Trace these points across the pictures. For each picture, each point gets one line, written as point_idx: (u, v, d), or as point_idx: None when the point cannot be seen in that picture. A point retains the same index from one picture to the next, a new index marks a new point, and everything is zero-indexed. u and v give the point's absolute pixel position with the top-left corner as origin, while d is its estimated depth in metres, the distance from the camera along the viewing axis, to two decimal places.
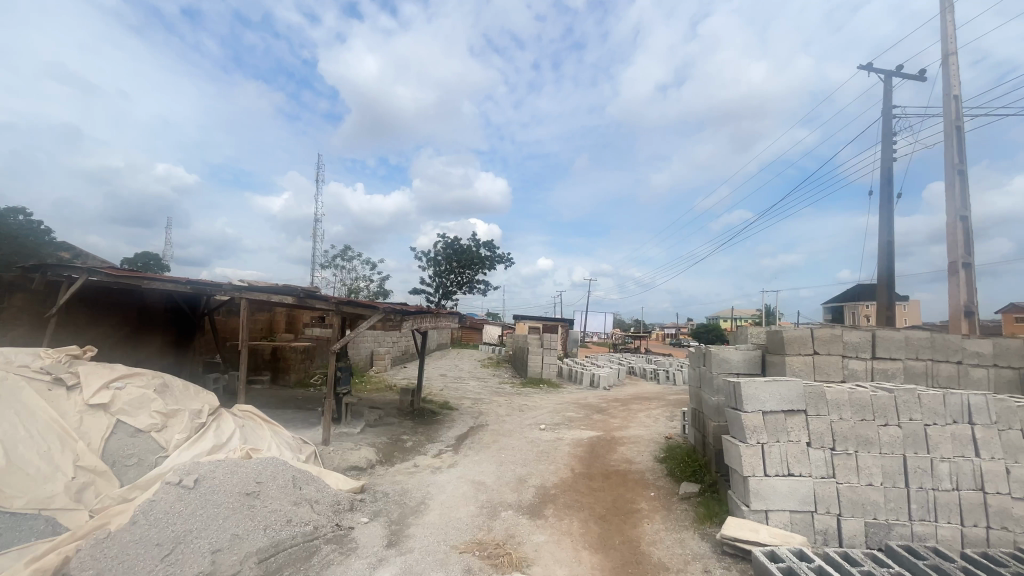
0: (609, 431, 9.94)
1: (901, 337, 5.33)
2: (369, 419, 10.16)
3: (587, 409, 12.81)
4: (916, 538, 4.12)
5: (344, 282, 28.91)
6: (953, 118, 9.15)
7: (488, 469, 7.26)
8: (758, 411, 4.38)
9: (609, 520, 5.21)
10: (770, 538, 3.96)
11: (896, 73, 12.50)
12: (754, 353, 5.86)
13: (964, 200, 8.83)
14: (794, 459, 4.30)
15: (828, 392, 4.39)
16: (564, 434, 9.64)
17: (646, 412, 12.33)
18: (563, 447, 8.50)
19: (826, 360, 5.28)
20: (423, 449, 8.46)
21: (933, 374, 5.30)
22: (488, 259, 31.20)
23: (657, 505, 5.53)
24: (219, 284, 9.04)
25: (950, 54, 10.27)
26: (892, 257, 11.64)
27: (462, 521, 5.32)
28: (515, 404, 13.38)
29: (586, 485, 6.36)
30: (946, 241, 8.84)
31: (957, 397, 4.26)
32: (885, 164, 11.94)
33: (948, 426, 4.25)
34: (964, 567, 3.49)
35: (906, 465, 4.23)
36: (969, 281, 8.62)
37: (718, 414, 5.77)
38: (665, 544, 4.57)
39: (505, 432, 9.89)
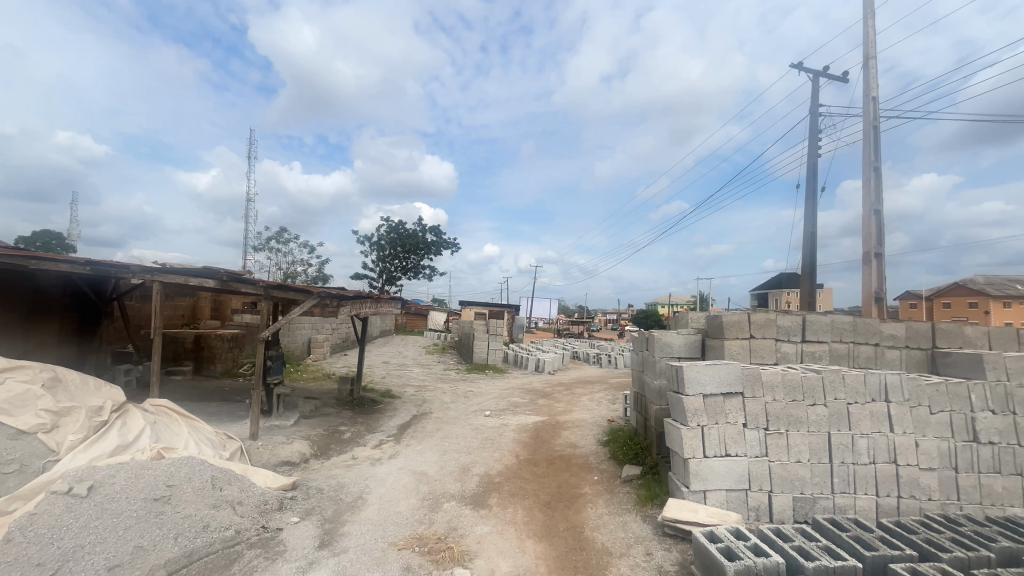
0: (553, 415, 10.00)
1: (828, 321, 5.63)
2: (304, 410, 9.57)
3: (532, 394, 12.85)
4: (837, 509, 4.36)
5: (279, 265, 27.23)
6: (871, 118, 9.79)
7: (430, 459, 7.02)
8: (699, 394, 4.45)
9: (553, 506, 5.17)
10: (708, 517, 4.05)
11: (822, 73, 13.21)
12: (695, 337, 6.02)
13: (878, 195, 9.51)
14: (731, 440, 4.41)
15: (763, 374, 4.52)
16: (509, 419, 9.58)
17: (589, 396, 12.56)
18: (507, 433, 8.41)
19: (761, 343, 5.51)
20: (362, 440, 8.06)
21: (854, 355, 5.67)
22: (434, 244, 30.49)
23: (600, 489, 5.56)
24: (127, 265, 8.05)
25: (870, 58, 10.97)
26: (814, 247, 12.45)
27: (402, 515, 5.07)
28: (459, 390, 13.18)
29: (531, 471, 6.29)
30: (861, 232, 9.51)
31: (876, 377, 4.53)
32: (811, 160, 12.67)
33: (868, 404, 4.50)
34: (882, 536, 3.65)
35: (830, 441, 4.45)
36: (881, 270, 9.33)
37: (659, 398, 5.88)
38: (609, 528, 4.58)
39: (449, 420, 9.67)
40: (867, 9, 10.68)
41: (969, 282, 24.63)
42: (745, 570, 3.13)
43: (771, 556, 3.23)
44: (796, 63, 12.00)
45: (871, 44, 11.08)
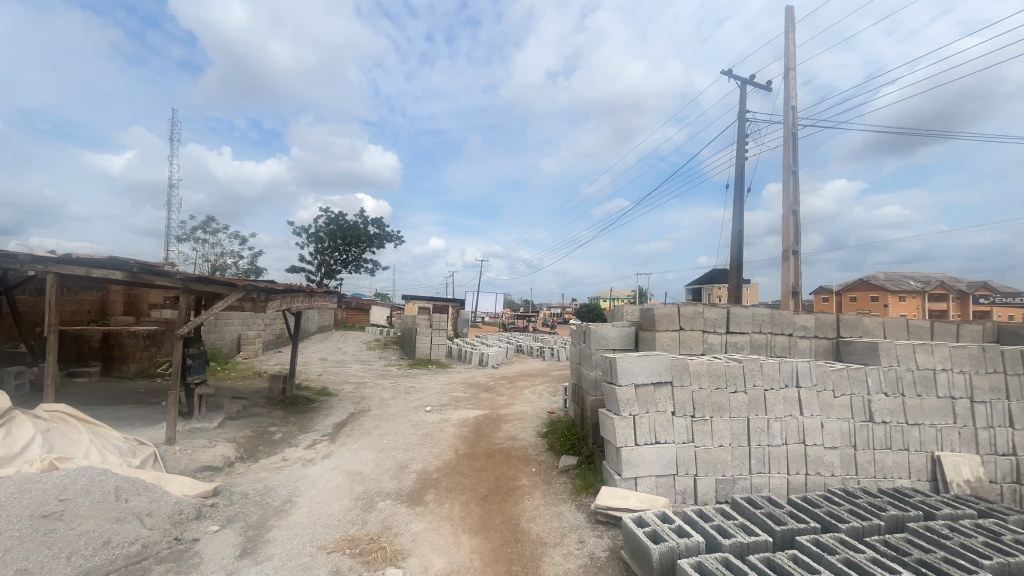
0: (495, 408, 10.01)
1: (749, 313, 6.01)
2: (230, 411, 8.95)
3: (475, 388, 12.80)
4: (754, 488, 4.66)
5: (205, 257, 25.32)
6: (791, 125, 10.54)
7: (367, 457, 6.80)
8: (631, 384, 4.59)
9: (490, 499, 5.17)
10: (638, 503, 4.19)
11: (749, 81, 14.03)
12: (629, 329, 6.22)
13: (795, 197, 10.26)
14: (660, 428, 4.59)
15: (690, 364, 4.73)
16: (451, 414, 9.48)
17: (531, 388, 12.69)
18: (448, 428, 8.31)
19: (689, 335, 5.80)
20: (294, 441, 7.67)
21: (772, 345, 6.09)
22: (376, 237, 29.56)
23: (537, 480, 5.62)
24: (14, 254, 7.11)
25: (791, 69, 11.78)
26: (740, 245, 13.27)
27: (333, 517, 4.87)
28: (400, 386, 12.89)
29: (470, 466, 6.26)
30: (781, 231, 10.23)
31: (789, 364, 4.88)
32: (739, 162, 13.47)
33: (782, 389, 4.85)
34: (791, 512, 3.94)
35: (749, 426, 4.74)
36: (797, 266, 10.09)
37: (595, 389, 6.04)
38: (544, 519, 4.64)
39: (387, 417, 9.41)
40: (788, 24, 11.46)
41: (872, 277, 27.34)
42: (669, 552, 3.26)
43: (693, 537, 3.39)
44: (726, 70, 12.67)
45: (792, 57, 11.91)
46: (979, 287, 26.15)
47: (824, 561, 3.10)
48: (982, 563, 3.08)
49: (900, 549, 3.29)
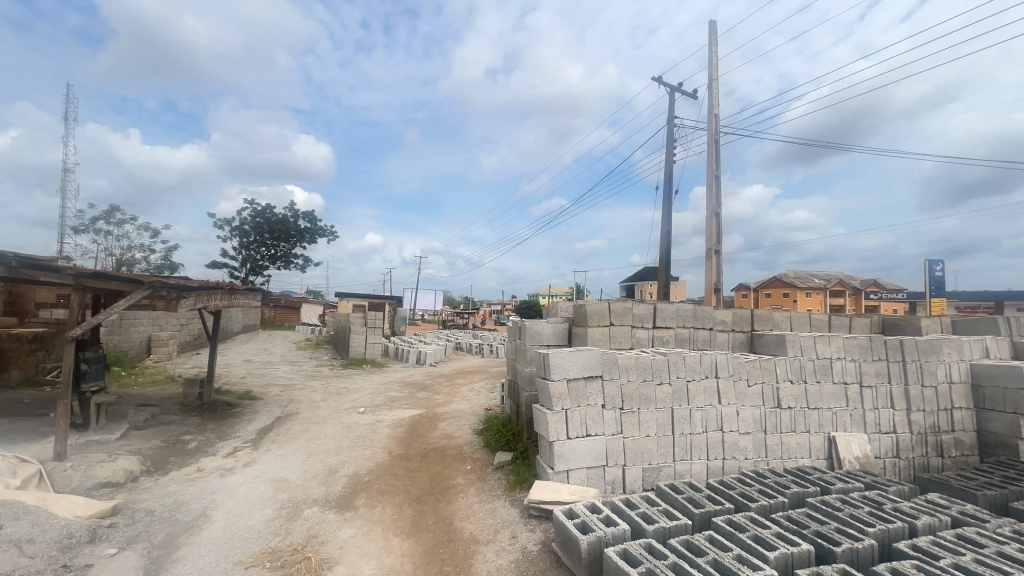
0: (432, 408, 9.86)
1: (674, 309, 6.34)
2: (136, 420, 8.13)
3: (411, 387, 12.53)
4: (677, 475, 4.92)
5: (109, 251, 22.81)
6: (714, 132, 11.21)
7: (293, 464, 6.43)
8: (563, 379, 4.68)
9: (424, 500, 5.07)
10: (569, 495, 4.28)
11: (678, 89, 14.77)
12: (563, 326, 6.35)
13: (718, 200, 10.94)
14: (591, 421, 4.72)
15: (619, 358, 4.90)
16: (385, 415, 9.21)
17: (469, 386, 12.62)
18: (382, 429, 8.06)
19: (619, 330, 6.03)
20: (211, 449, 7.10)
21: (694, 339, 6.45)
22: (308, 231, 28.07)
23: (472, 478, 5.60)
24: None
25: (714, 80, 12.53)
26: (669, 244, 13.97)
27: (253, 529, 4.56)
28: (332, 388, 12.33)
29: (403, 467, 6.11)
30: (705, 232, 10.88)
31: (709, 356, 5.19)
32: (667, 166, 14.16)
33: (702, 380, 5.15)
34: (708, 495, 4.20)
35: (672, 416, 5.00)
36: (719, 265, 10.78)
37: (530, 385, 6.11)
38: (477, 516, 4.62)
39: (317, 420, 8.97)
40: (712, 37, 12.17)
41: (783, 275, 29.91)
42: (597, 541, 3.36)
43: (619, 525, 3.51)
44: (657, 78, 13.24)
45: (715, 68, 12.67)
46: (869, 284, 29.44)
47: (736, 539, 3.32)
48: (867, 531, 3.43)
49: (800, 523, 3.60)
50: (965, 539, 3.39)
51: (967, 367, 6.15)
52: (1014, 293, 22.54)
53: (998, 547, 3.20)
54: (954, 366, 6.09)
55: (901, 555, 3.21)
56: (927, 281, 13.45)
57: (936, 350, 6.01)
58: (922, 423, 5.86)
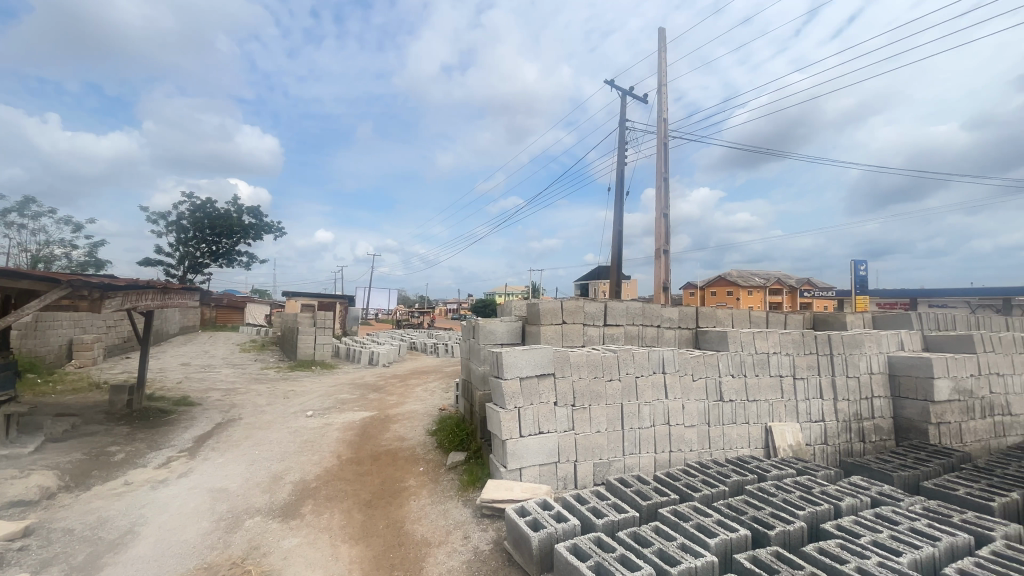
0: (384, 409, 9.64)
1: (624, 307, 6.51)
2: (53, 431, 7.44)
3: (363, 389, 12.20)
4: (626, 468, 5.06)
5: (23, 246, 20.74)
6: (663, 136, 11.60)
7: (234, 472, 6.10)
8: (516, 377, 4.70)
9: (374, 504, 4.95)
10: (522, 493, 4.30)
11: (629, 93, 15.17)
12: (516, 324, 6.38)
13: (666, 201, 11.34)
14: (543, 418, 4.76)
15: (571, 355, 4.97)
16: (335, 418, 8.91)
17: (423, 386, 12.45)
18: (331, 432, 7.79)
19: (570, 328, 6.13)
20: (141, 460, 6.60)
21: (643, 336, 6.66)
22: (252, 227, 26.70)
23: (425, 479, 5.53)
24: None
25: (663, 85, 12.96)
26: (620, 244, 14.34)
27: (188, 544, 4.28)
28: (278, 391, 11.80)
29: (352, 471, 5.93)
30: (654, 232, 11.24)
31: (657, 353, 5.36)
32: (619, 167, 14.53)
33: (650, 375, 5.31)
34: (655, 487, 4.35)
35: (622, 411, 5.13)
36: (667, 264, 11.18)
37: (483, 383, 6.11)
38: (429, 518, 4.56)
39: (261, 425, 8.55)
40: (661, 44, 12.58)
41: (726, 274, 31.47)
42: (548, 538, 3.39)
43: (570, 521, 3.56)
44: (609, 81, 13.52)
45: (664, 74, 13.11)
46: (803, 283, 31.54)
47: (680, 528, 3.45)
48: (798, 514, 3.67)
49: (739, 509, 3.79)
50: (882, 517, 3.69)
51: (885, 359, 6.69)
52: (925, 291, 24.85)
53: (910, 523, 3.50)
54: (874, 358, 6.61)
55: (828, 535, 3.45)
56: (853, 280, 14.56)
57: (859, 343, 6.50)
58: (847, 411, 6.33)
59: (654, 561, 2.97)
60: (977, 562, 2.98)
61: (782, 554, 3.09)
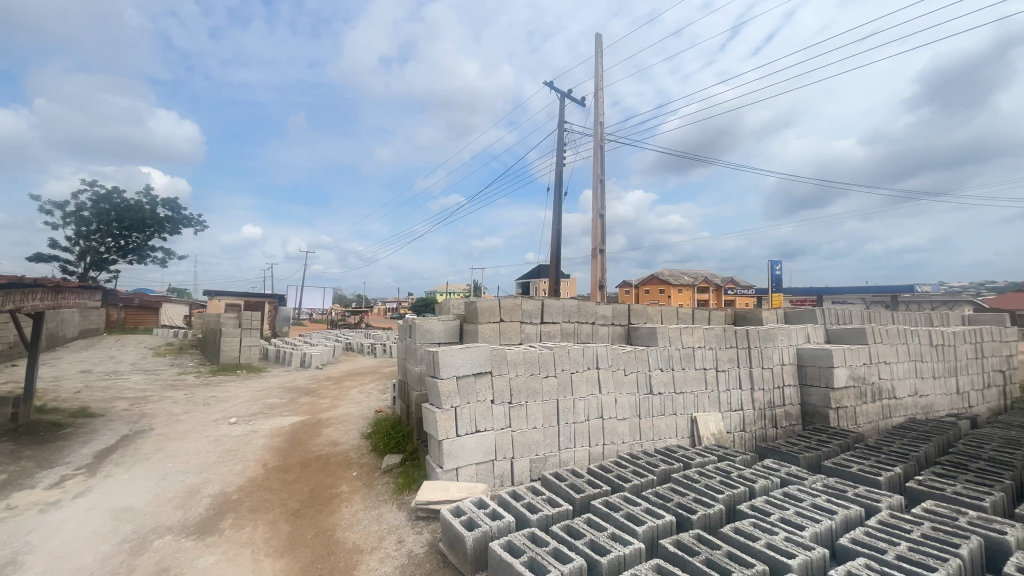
0: (316, 413, 9.21)
1: (560, 305, 6.65)
2: None
3: (293, 393, 11.59)
4: (562, 463, 5.17)
5: None
6: (599, 139, 11.94)
7: (143, 488, 5.57)
8: (452, 376, 4.64)
9: (302, 513, 4.71)
10: (458, 493, 4.26)
11: (568, 95, 15.49)
12: (454, 323, 6.32)
13: (602, 203, 11.69)
14: (480, 417, 4.75)
15: (508, 353, 4.99)
16: (261, 424, 8.39)
17: (359, 388, 12.04)
18: (256, 440, 7.32)
19: (508, 326, 6.18)
20: (29, 481, 5.85)
21: (578, 333, 6.83)
22: (168, 220, 24.49)
23: (358, 484, 5.34)
24: None
25: (600, 89, 13.34)
26: (559, 243, 14.63)
27: (84, 572, 3.84)
28: (197, 398, 10.93)
29: (279, 480, 5.60)
30: (591, 232, 11.56)
31: (591, 349, 5.51)
32: (558, 168, 14.81)
33: (585, 371, 5.45)
34: (588, 479, 4.47)
35: (558, 407, 5.23)
36: (603, 263, 11.55)
37: (420, 384, 6.00)
38: (361, 525, 4.41)
39: (176, 436, 7.86)
40: (599, 48, 12.93)
41: (659, 273, 33.08)
42: (482, 537, 3.39)
43: (505, 518, 3.57)
44: (549, 82, 13.72)
45: (601, 79, 13.50)
46: (726, 281, 33.85)
47: (611, 518, 3.57)
48: (717, 498, 3.92)
49: (665, 497, 3.98)
50: (790, 495, 4.03)
51: (794, 351, 7.32)
52: (829, 289, 27.54)
53: (812, 500, 3.85)
54: (785, 350, 7.21)
55: (743, 515, 3.71)
56: (769, 279, 15.81)
57: (772, 337, 7.06)
58: (762, 399, 6.86)
59: (585, 553, 3.05)
60: (866, 531, 3.33)
61: (703, 536, 3.28)
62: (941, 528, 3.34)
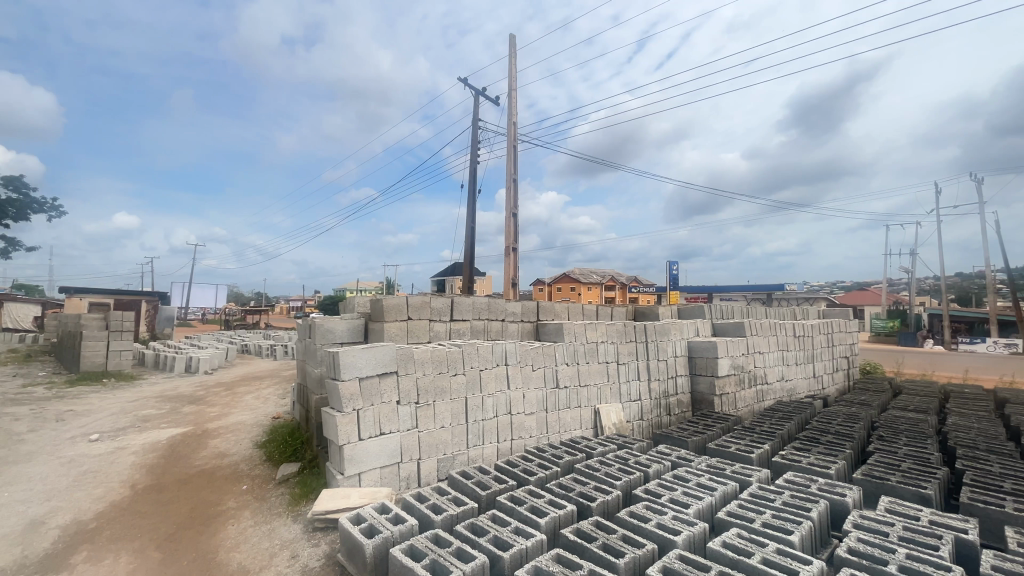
0: (201, 423, 8.30)
1: (470, 302, 6.63)
2: None
3: (175, 402, 10.34)
4: (470, 460, 5.16)
5: None
6: (513, 139, 12.09)
7: None
8: (355, 378, 4.41)
9: (178, 537, 4.20)
10: (360, 499, 4.06)
11: (482, 93, 15.51)
12: (358, 322, 6.04)
13: (515, 201, 11.87)
14: (385, 419, 4.57)
15: (415, 352, 4.86)
16: (131, 439, 7.38)
17: (254, 394, 11.06)
18: (124, 458, 6.40)
19: (416, 324, 6.04)
20: None
21: (488, 330, 6.86)
22: (12, 204, 20.68)
23: (248, 498, 4.90)
24: None
25: (513, 89, 13.52)
26: (473, 241, 14.61)
27: None
28: (48, 413, 9.32)
29: (150, 502, 4.94)
30: (504, 230, 11.67)
31: (500, 346, 5.55)
32: (472, 165, 14.80)
33: (494, 368, 5.48)
34: (495, 476, 4.50)
35: (466, 405, 5.20)
36: (516, 261, 11.72)
37: (320, 387, 5.66)
38: (249, 543, 4.04)
39: (17, 459, 6.62)
40: (512, 50, 13.12)
41: (570, 272, 34.34)
42: (383, 543, 3.26)
43: (407, 522, 3.46)
44: (463, 79, 13.60)
45: (515, 79, 13.70)
46: (631, 280, 36.09)
47: (515, 512, 3.61)
48: (616, 485, 4.14)
49: (569, 488, 4.12)
50: (679, 476, 4.38)
51: (685, 343, 7.97)
52: (717, 287, 30.50)
53: (697, 480, 4.22)
54: (678, 343, 7.83)
55: (637, 499, 3.95)
56: (667, 278, 17.12)
57: (667, 331, 7.63)
58: (657, 389, 7.39)
59: (487, 549, 3.05)
60: (739, 503, 3.71)
61: (601, 522, 3.44)
62: (798, 496, 3.83)
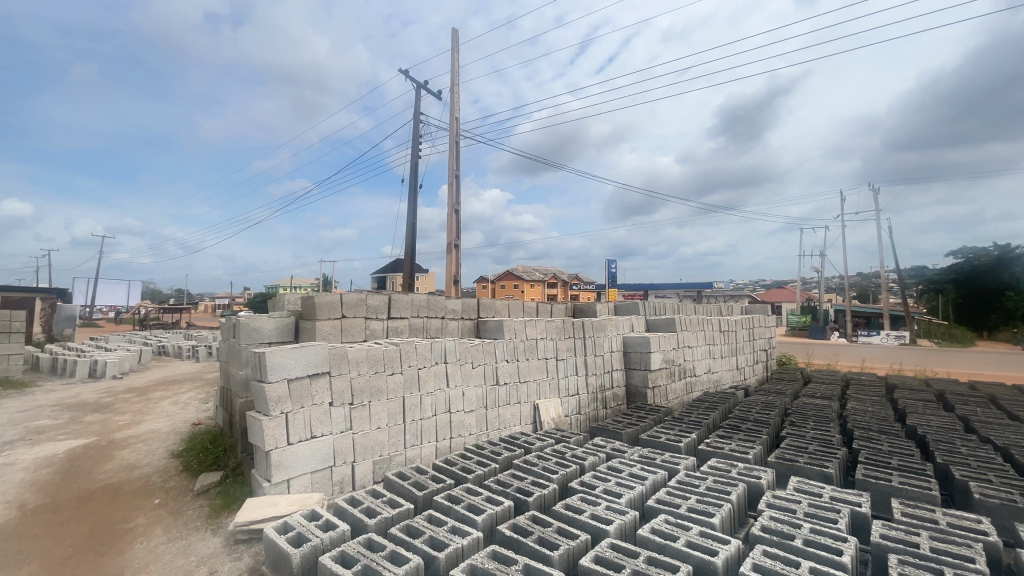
0: (107, 433, 7.54)
1: (408, 299, 6.50)
2: None
3: (76, 410, 9.32)
4: (407, 461, 5.06)
5: None
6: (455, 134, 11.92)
7: None
8: (283, 379, 4.18)
9: (75, 561, 3.79)
10: (289, 506, 3.85)
11: (424, 86, 15.19)
12: (288, 320, 5.74)
13: (457, 197, 11.74)
14: (316, 422, 4.37)
15: (348, 351, 4.67)
16: (20, 454, 6.55)
17: (172, 399, 10.20)
18: (10, 475, 5.67)
19: (351, 323, 5.82)
20: None
21: (427, 328, 6.74)
22: None
23: (161, 513, 4.51)
24: None
25: (456, 84, 13.37)
26: (414, 237, 14.33)
27: None
28: None
29: (42, 523, 4.43)
30: (446, 226, 11.52)
31: (439, 344, 5.48)
32: (413, 159, 14.49)
33: (432, 366, 5.39)
34: (433, 476, 4.43)
35: (403, 404, 5.08)
36: (457, 258, 11.61)
37: (245, 390, 5.31)
38: (161, 561, 3.73)
39: None
40: (455, 44, 12.99)
41: (514, 269, 34.57)
42: (311, 552, 3.11)
43: (339, 528, 3.33)
44: (404, 71, 13.24)
45: (458, 74, 13.55)
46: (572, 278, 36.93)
47: (452, 512, 3.58)
48: (552, 479, 4.21)
49: (506, 484, 4.14)
50: (613, 467, 4.53)
51: (621, 339, 8.26)
52: (653, 286, 31.85)
53: (629, 470, 4.39)
54: (614, 339, 8.10)
55: (572, 491, 4.05)
56: (605, 276, 17.69)
57: (603, 327, 7.88)
58: (594, 383, 7.62)
59: (423, 551, 3.01)
60: (667, 491, 3.91)
61: (537, 517, 3.49)
62: (719, 480, 4.09)
